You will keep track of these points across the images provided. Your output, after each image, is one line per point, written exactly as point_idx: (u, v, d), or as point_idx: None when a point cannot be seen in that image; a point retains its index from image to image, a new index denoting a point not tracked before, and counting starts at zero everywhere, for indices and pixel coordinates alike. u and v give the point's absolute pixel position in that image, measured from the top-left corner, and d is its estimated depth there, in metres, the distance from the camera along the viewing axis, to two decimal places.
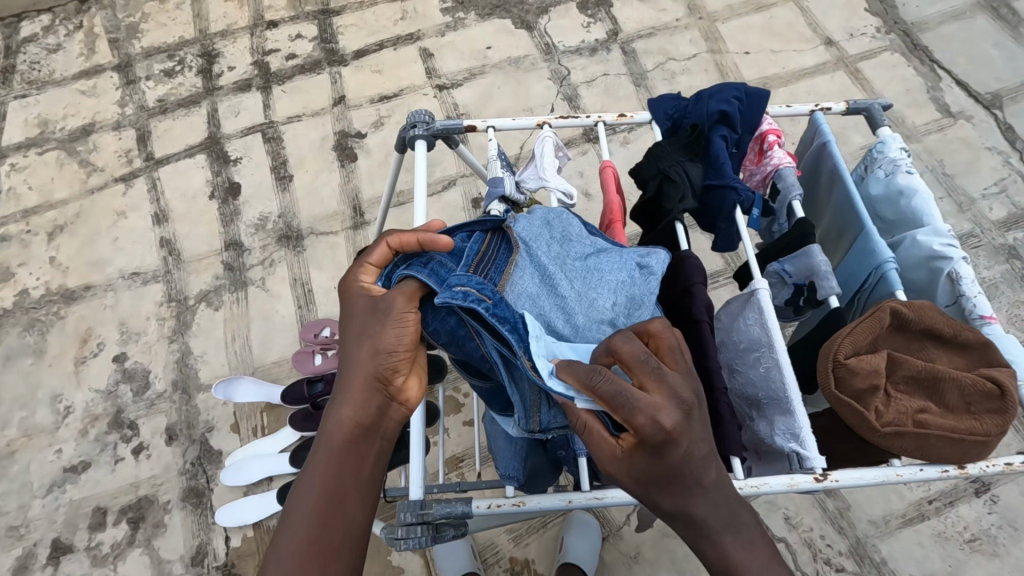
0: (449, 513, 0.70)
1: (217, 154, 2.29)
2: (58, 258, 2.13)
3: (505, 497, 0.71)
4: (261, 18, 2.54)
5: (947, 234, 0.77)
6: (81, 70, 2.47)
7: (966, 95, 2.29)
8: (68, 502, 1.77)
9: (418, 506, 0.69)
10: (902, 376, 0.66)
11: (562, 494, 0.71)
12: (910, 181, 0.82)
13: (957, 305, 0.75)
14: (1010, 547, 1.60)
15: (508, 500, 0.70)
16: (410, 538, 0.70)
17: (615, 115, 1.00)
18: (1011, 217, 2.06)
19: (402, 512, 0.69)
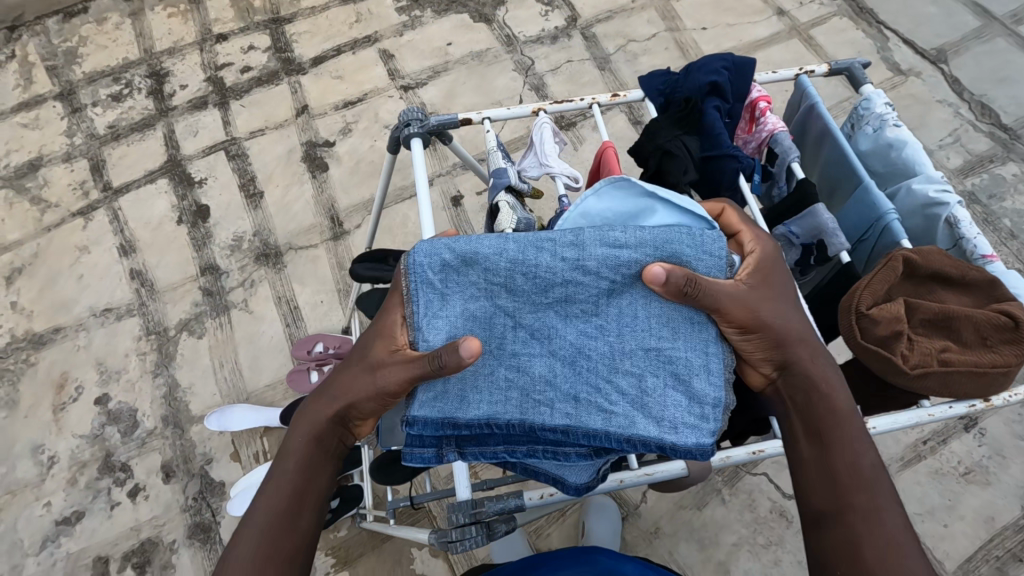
0: (501, 508, 0.74)
1: (179, 177, 2.19)
2: (20, 302, 2.01)
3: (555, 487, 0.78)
4: (209, 32, 2.44)
5: (940, 181, 0.80)
6: (19, 103, 2.33)
7: (913, 53, 2.38)
8: (65, 556, 1.68)
9: (469, 506, 0.73)
10: (920, 320, 0.68)
11: (612, 476, 0.77)
12: (898, 134, 0.85)
13: (958, 247, 0.78)
14: (1000, 474, 1.69)
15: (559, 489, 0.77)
16: (466, 540, 0.74)
17: (607, 95, 0.99)
18: (967, 165, 2.16)
19: (455, 513, 0.73)
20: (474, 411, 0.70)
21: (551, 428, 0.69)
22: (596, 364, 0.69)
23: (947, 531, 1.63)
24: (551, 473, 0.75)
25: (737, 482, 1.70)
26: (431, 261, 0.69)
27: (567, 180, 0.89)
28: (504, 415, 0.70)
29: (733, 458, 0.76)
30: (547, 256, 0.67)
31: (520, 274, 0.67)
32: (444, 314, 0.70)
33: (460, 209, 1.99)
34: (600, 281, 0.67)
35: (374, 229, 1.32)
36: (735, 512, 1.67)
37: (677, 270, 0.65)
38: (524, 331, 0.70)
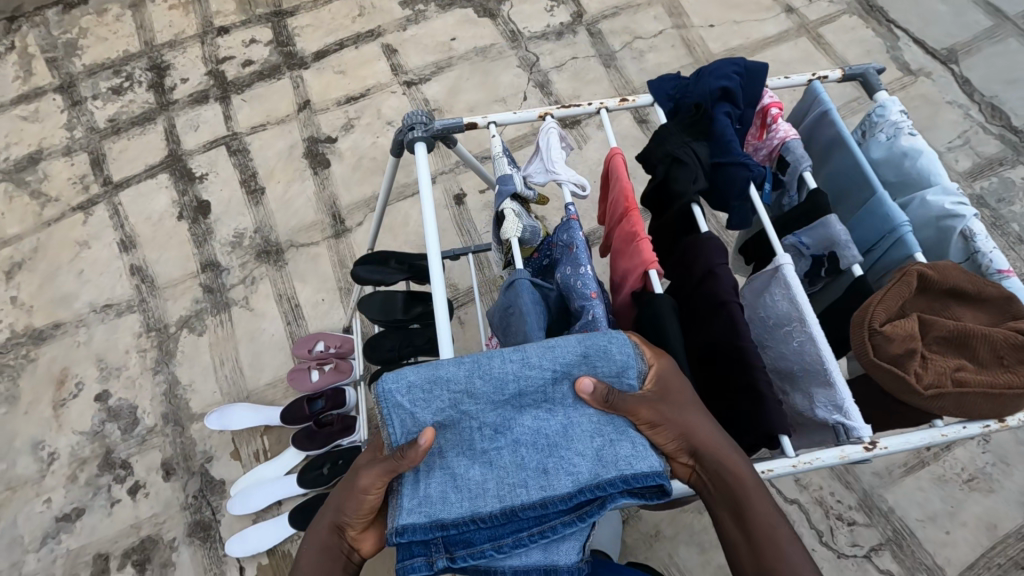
0: None
1: (180, 172, 2.18)
2: (20, 297, 2.00)
3: None
4: (211, 25, 2.42)
5: (956, 192, 0.78)
6: (19, 95, 2.30)
7: (923, 52, 2.35)
8: (65, 552, 1.68)
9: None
10: (934, 337, 0.67)
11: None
12: (913, 143, 0.83)
13: (973, 261, 0.76)
14: (1004, 481, 1.69)
15: None
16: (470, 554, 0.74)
17: (615, 99, 0.97)
18: (976, 167, 2.14)
19: None
20: (457, 508, 0.68)
21: (527, 503, 0.68)
22: (555, 439, 0.71)
23: (949, 537, 1.63)
24: (540, 561, 0.72)
25: None
26: (399, 386, 0.68)
27: (573, 187, 0.87)
28: (485, 505, 0.68)
29: None
30: (498, 359, 0.70)
31: (478, 379, 0.69)
32: (420, 418, 0.69)
33: (463, 208, 1.97)
34: (543, 371, 0.70)
35: (376, 231, 1.31)
36: None
37: (599, 382, 0.71)
38: (489, 429, 0.71)
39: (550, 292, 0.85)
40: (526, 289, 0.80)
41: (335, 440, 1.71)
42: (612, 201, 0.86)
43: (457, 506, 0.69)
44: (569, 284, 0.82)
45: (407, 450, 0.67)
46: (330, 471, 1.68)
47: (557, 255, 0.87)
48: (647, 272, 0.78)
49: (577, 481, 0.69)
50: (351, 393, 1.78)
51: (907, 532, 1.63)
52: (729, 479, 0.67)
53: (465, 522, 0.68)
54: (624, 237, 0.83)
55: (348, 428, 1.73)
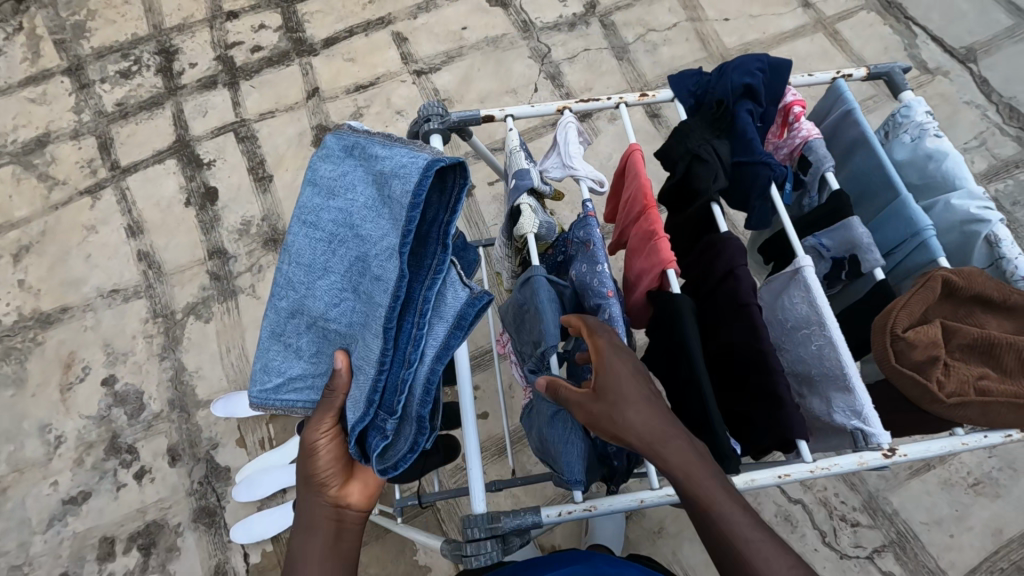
0: (518, 523, 0.73)
1: (188, 158, 2.16)
2: (27, 280, 2.00)
3: (574, 505, 0.77)
4: (219, 9, 2.39)
5: (982, 197, 0.77)
6: (27, 77, 2.29)
7: (941, 51, 2.31)
8: (72, 535, 1.70)
9: (484, 522, 0.72)
10: (957, 344, 0.66)
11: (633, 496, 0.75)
12: (939, 145, 0.81)
13: (997, 267, 0.75)
14: (1010, 486, 1.68)
15: (577, 507, 0.76)
16: (481, 554, 0.73)
17: (635, 94, 0.96)
18: (992, 169, 2.11)
19: (471, 529, 0.72)
20: (359, 388, 0.72)
21: (388, 333, 0.70)
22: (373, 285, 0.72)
23: (953, 541, 1.63)
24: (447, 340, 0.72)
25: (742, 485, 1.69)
26: (264, 381, 0.79)
27: (591, 183, 0.86)
28: (373, 356, 0.71)
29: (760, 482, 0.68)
30: (303, 292, 0.77)
31: (296, 306, 0.78)
32: (292, 372, 0.79)
33: (471, 200, 1.95)
34: (331, 273, 0.76)
35: None
36: None
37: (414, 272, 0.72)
38: (343, 320, 0.76)
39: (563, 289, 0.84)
40: (542, 287, 0.79)
41: None
42: (630, 198, 0.85)
43: (360, 392, 0.72)
44: (585, 281, 0.81)
45: (328, 378, 0.76)
46: None
47: (574, 252, 0.86)
48: (664, 272, 0.77)
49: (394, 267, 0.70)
50: None
51: (911, 535, 1.63)
52: (657, 437, 0.64)
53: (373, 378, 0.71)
54: (641, 235, 0.82)
55: None
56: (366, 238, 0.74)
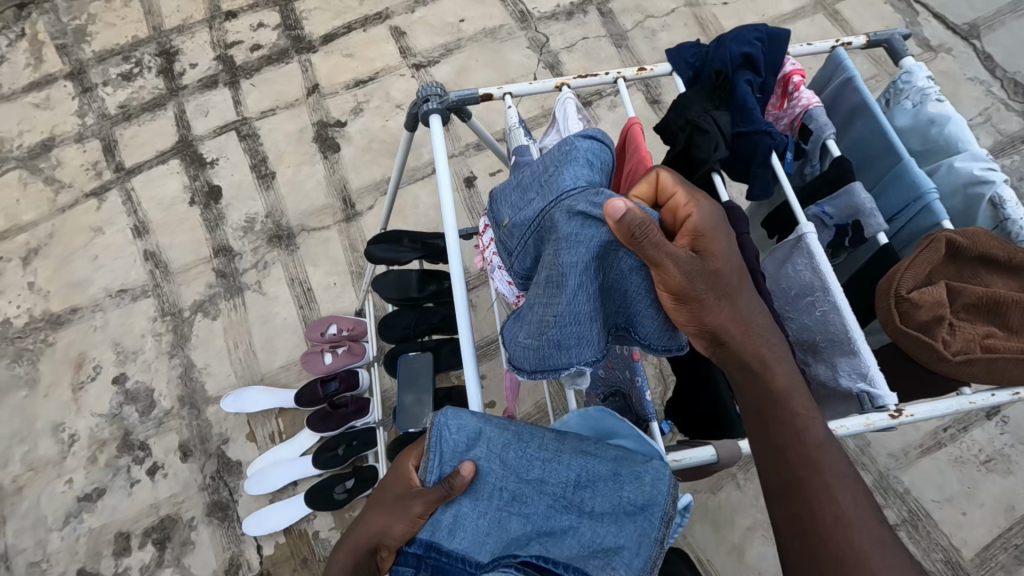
0: None
1: (191, 157, 2.18)
2: (37, 282, 2.02)
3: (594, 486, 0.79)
4: (218, 9, 2.40)
5: (985, 159, 0.76)
6: (30, 82, 2.31)
7: (943, 28, 2.29)
8: (88, 531, 1.72)
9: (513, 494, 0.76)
10: (963, 304, 0.66)
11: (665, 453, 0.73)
12: (941, 110, 0.81)
13: (1001, 230, 0.75)
14: (1022, 462, 1.67)
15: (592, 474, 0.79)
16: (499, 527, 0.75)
17: (633, 69, 0.96)
18: (997, 145, 2.09)
19: None
20: (458, 542, 0.66)
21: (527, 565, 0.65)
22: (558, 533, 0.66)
23: (966, 518, 1.62)
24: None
25: (751, 467, 1.69)
26: (453, 423, 0.70)
27: None
28: (482, 556, 0.66)
29: None
30: (537, 440, 0.70)
31: (513, 451, 0.69)
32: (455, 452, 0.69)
33: (474, 191, 1.96)
34: (569, 470, 0.68)
35: (388, 209, 1.30)
36: (751, 497, 1.66)
37: (620, 501, 0.67)
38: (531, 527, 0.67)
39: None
40: None
41: (349, 422, 1.72)
42: (629, 171, 0.85)
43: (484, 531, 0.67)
44: None
45: (451, 482, 0.66)
46: (344, 453, 1.69)
47: None
48: None
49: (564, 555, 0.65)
50: (364, 375, 1.79)
51: (923, 513, 1.62)
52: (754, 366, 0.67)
53: (456, 559, 0.66)
54: None
55: (361, 409, 1.75)
56: (589, 496, 0.67)
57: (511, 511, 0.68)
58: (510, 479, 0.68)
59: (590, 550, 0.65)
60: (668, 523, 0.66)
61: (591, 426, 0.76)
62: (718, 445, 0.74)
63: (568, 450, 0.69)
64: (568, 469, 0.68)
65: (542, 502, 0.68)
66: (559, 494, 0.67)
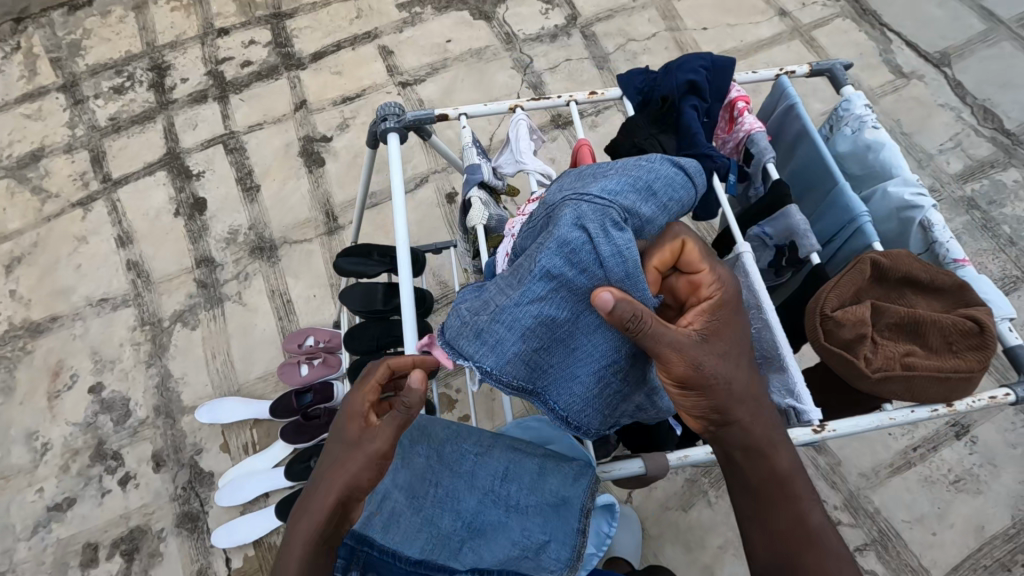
0: None
1: (178, 170, 2.21)
2: (18, 290, 2.04)
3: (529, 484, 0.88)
4: (211, 26, 2.46)
5: (916, 183, 0.80)
6: (23, 94, 2.35)
7: (916, 55, 2.36)
8: (56, 541, 1.71)
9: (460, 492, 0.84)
10: (886, 324, 0.70)
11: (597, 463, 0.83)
12: (877, 136, 0.85)
13: (931, 252, 0.79)
14: (991, 483, 1.68)
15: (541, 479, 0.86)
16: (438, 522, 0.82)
17: (585, 93, 1.02)
18: (968, 169, 2.14)
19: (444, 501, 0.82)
20: (392, 535, 0.73)
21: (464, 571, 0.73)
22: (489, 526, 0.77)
23: (936, 539, 1.62)
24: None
25: (723, 484, 1.70)
26: None
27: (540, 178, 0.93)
28: (411, 548, 0.74)
29: (690, 458, 0.79)
30: (470, 437, 0.82)
31: (454, 445, 0.81)
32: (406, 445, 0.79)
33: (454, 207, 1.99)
34: (497, 466, 0.80)
35: (359, 223, 1.34)
36: (721, 515, 1.66)
37: (542, 494, 0.79)
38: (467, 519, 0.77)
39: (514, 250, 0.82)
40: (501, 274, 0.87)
41: (321, 434, 1.73)
42: None
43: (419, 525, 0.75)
44: None
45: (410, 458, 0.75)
46: None
47: None
48: None
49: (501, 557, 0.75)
50: (339, 387, 1.80)
51: (893, 533, 1.63)
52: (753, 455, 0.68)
53: (388, 554, 0.72)
54: None
55: None
56: (517, 495, 0.78)
57: (444, 509, 0.77)
58: (448, 473, 0.79)
59: (519, 548, 0.76)
60: (587, 515, 0.79)
61: (529, 434, 0.93)
62: (646, 457, 0.79)
63: (496, 451, 0.81)
64: (494, 467, 0.80)
65: (473, 496, 0.78)
66: (491, 489, 0.78)
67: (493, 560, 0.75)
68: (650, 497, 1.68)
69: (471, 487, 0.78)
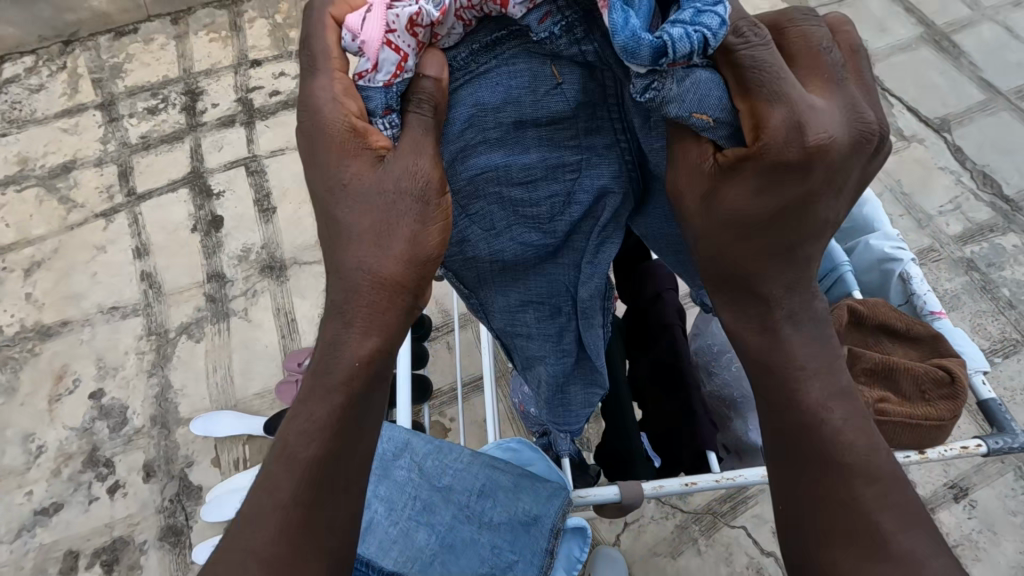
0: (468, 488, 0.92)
1: (199, 188, 2.31)
2: (34, 294, 2.10)
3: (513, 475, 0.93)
4: (245, 57, 2.61)
5: (896, 238, 0.85)
6: (63, 110, 2.49)
7: (917, 120, 2.44)
8: (38, 546, 1.70)
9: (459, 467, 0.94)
10: (862, 369, 0.75)
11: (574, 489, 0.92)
12: (860, 192, 0.91)
13: (909, 303, 0.83)
14: (990, 551, 1.63)
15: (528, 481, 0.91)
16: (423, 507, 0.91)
17: None
18: (967, 232, 2.18)
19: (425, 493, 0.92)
20: (374, 549, 0.87)
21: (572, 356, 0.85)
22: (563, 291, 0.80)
23: None
24: None
25: (714, 532, 1.66)
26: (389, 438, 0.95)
27: None
28: (387, 561, 0.87)
29: (665, 488, 0.80)
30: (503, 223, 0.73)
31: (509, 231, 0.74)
32: (388, 464, 0.94)
33: None
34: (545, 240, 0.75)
35: None
36: (711, 565, 1.62)
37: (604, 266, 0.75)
38: (443, 526, 0.90)
39: (576, 29, 0.59)
40: None
41: None
42: None
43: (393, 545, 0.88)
44: None
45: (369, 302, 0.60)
46: None
47: None
48: None
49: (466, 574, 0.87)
50: None
51: None
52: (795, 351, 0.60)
53: (363, 563, 0.86)
54: None
55: None
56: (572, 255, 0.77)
57: (420, 522, 0.90)
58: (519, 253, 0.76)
59: (487, 566, 0.88)
60: (556, 536, 0.88)
61: (510, 454, 1.01)
62: (621, 484, 0.81)
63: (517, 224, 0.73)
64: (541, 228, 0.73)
65: (459, 493, 0.92)
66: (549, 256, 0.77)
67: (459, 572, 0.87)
68: (639, 541, 1.65)
69: (446, 502, 0.92)
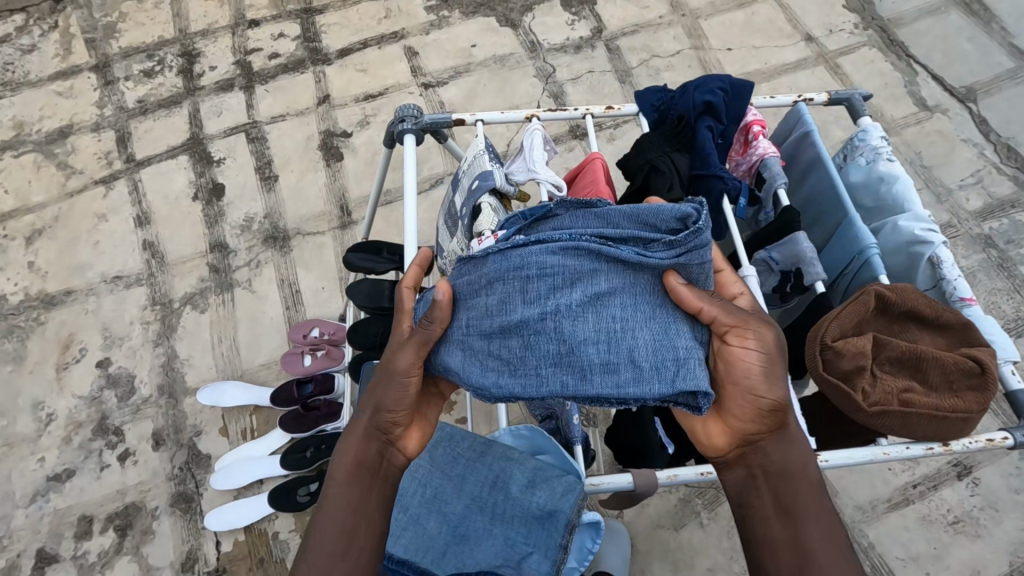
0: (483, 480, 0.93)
1: (199, 155, 2.25)
2: (37, 263, 2.08)
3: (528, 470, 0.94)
4: (243, 17, 2.51)
5: (927, 219, 0.83)
6: (57, 72, 2.41)
7: (941, 89, 2.34)
8: (53, 511, 1.73)
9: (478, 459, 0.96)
10: (887, 357, 0.74)
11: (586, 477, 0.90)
12: (890, 169, 0.88)
13: (939, 288, 0.82)
14: (991, 528, 1.65)
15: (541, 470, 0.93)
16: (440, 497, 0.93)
17: (602, 106, 1.06)
18: (987, 208, 2.12)
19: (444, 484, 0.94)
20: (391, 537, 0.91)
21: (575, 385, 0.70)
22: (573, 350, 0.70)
23: None
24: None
25: (717, 506, 1.68)
26: None
27: (549, 188, 0.96)
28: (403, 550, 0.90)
29: (678, 478, 0.80)
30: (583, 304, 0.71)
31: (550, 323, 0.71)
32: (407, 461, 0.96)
33: None
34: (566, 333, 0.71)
35: (370, 220, 1.36)
36: (712, 538, 1.65)
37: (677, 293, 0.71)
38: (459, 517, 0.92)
39: None
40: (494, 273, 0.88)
41: (320, 425, 1.76)
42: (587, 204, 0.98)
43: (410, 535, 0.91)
44: None
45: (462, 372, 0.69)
46: (312, 455, 1.72)
47: None
48: None
49: (479, 562, 0.88)
50: (341, 380, 1.81)
51: (886, 570, 1.60)
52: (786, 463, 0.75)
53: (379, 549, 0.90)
54: None
55: (334, 414, 1.78)
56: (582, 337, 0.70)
57: (431, 511, 0.92)
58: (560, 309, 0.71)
59: (499, 558, 0.88)
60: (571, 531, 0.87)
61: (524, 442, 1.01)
62: (635, 473, 0.81)
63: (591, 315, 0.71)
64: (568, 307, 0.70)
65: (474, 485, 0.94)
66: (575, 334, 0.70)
67: (472, 564, 0.88)
68: (643, 514, 1.67)
69: (458, 493, 0.94)
